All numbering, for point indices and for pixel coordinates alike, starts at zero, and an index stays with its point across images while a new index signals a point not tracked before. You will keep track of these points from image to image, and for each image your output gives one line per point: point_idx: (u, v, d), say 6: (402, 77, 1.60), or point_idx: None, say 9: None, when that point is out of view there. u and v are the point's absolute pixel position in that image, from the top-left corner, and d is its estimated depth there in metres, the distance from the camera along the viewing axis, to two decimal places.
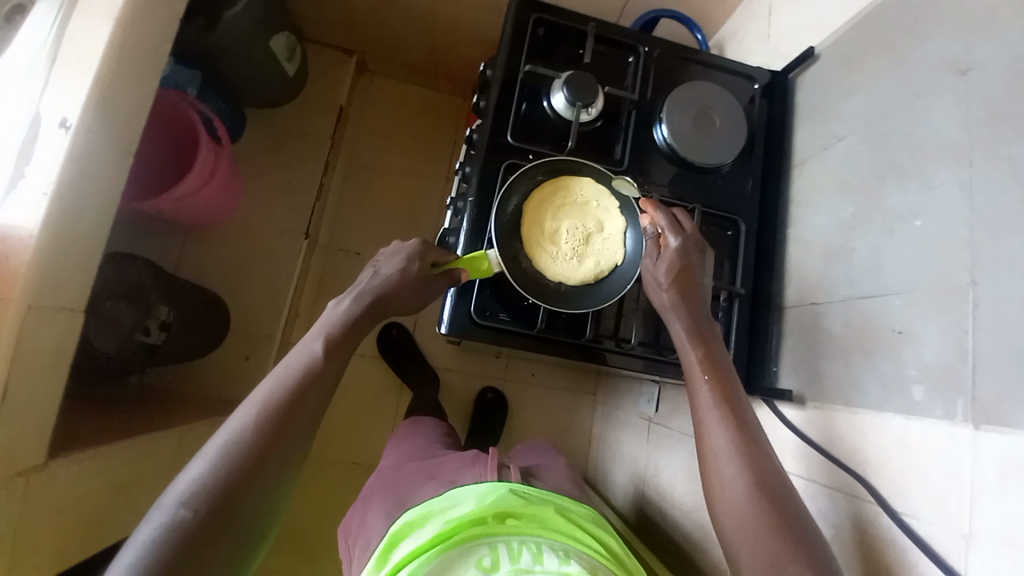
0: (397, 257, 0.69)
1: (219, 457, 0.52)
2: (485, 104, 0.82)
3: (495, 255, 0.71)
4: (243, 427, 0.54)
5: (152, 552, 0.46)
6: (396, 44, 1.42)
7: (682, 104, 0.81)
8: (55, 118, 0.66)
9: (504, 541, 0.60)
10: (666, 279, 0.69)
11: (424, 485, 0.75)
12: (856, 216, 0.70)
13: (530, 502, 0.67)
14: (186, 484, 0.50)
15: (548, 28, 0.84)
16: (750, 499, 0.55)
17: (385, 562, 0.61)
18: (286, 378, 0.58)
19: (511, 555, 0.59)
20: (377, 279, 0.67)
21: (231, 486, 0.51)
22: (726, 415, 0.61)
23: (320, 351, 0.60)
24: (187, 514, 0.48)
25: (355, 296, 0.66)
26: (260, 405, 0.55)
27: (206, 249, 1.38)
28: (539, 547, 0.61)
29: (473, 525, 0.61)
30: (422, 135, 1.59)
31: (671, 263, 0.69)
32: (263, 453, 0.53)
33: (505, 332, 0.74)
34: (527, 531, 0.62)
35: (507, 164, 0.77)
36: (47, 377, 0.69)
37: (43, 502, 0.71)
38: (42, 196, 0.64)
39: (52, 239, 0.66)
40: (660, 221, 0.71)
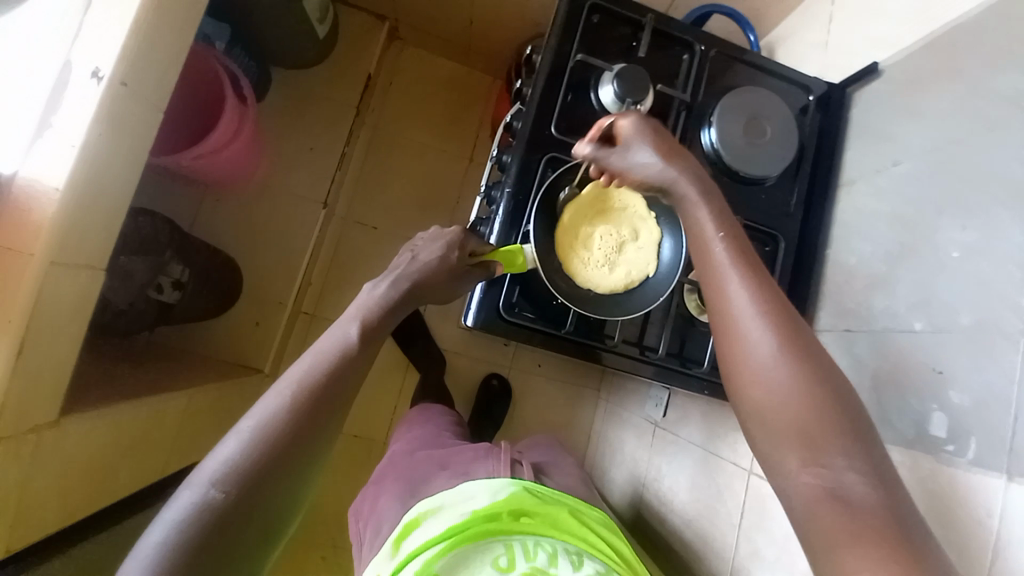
0: (436, 244, 0.69)
1: (252, 438, 0.51)
2: (530, 91, 0.78)
3: (530, 250, 0.69)
4: (274, 408, 0.52)
5: (180, 531, 0.46)
6: (432, 13, 1.37)
7: (734, 110, 0.78)
8: (86, 68, 0.64)
9: (519, 540, 0.61)
10: (652, 149, 0.62)
11: (437, 474, 0.75)
12: (905, 247, 0.68)
13: (545, 501, 0.66)
14: (219, 464, 0.49)
15: (603, 16, 0.80)
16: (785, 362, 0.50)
17: (397, 550, 0.61)
18: (316, 360, 0.57)
19: (526, 553, 0.60)
20: (414, 265, 0.68)
21: (263, 470, 0.50)
22: (772, 326, 0.52)
23: (356, 337, 0.59)
24: (217, 494, 0.48)
25: (392, 281, 0.66)
26: (295, 386, 0.54)
27: (222, 209, 1.35)
28: (554, 549, 0.62)
29: (488, 521, 0.61)
30: (450, 110, 1.55)
31: (643, 129, 0.63)
32: (294, 437, 0.52)
33: (531, 329, 0.73)
34: (541, 531, 0.62)
35: (549, 157, 0.75)
36: (64, 335, 0.68)
37: (50, 459, 0.70)
38: (69, 149, 0.62)
39: (77, 194, 0.63)
40: (601, 123, 0.66)
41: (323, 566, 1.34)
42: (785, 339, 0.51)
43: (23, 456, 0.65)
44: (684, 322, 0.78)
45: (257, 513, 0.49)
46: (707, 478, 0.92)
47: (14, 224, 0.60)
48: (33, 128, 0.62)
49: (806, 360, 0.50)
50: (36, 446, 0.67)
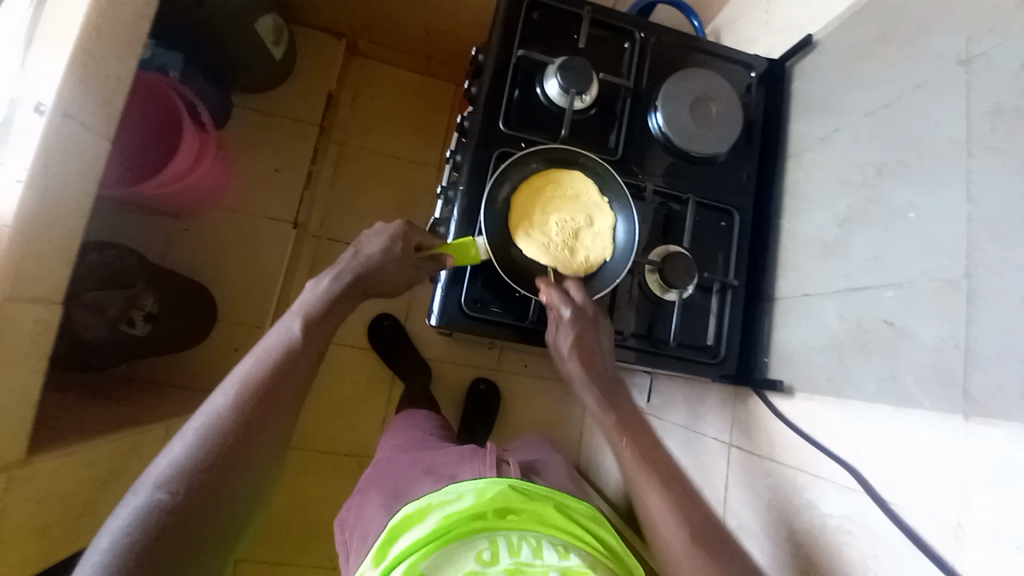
0: (380, 238, 0.67)
1: (197, 438, 0.51)
2: (477, 91, 0.80)
3: (484, 241, 0.69)
4: (217, 408, 0.53)
5: (125, 538, 0.46)
6: (388, 27, 1.39)
7: (678, 93, 0.80)
8: (30, 102, 0.64)
9: (503, 535, 0.59)
10: (568, 352, 0.68)
11: (421, 479, 0.74)
12: (852, 208, 0.69)
13: (530, 499, 0.64)
14: (162, 468, 0.50)
15: (543, 12, 0.81)
16: (692, 553, 0.57)
17: (383, 557, 0.58)
18: (266, 358, 0.57)
19: (511, 549, 0.58)
20: (357, 259, 0.66)
21: (209, 466, 0.50)
22: (654, 482, 0.62)
23: (298, 331, 0.60)
24: (163, 496, 0.48)
25: (333, 275, 0.65)
26: (239, 383, 0.55)
27: (191, 237, 1.35)
28: (539, 542, 0.59)
29: (474, 519, 0.59)
30: (415, 122, 1.56)
31: (571, 337, 0.68)
32: (241, 436, 0.53)
33: (496, 324, 0.73)
34: (527, 526, 0.61)
35: (499, 152, 0.76)
36: (24, 370, 0.67)
37: (24, 499, 0.69)
38: (15, 183, 0.62)
39: (27, 226, 0.63)
40: (553, 298, 0.68)
41: None
42: (674, 503, 0.60)
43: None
44: (651, 304, 0.79)
45: (204, 515, 0.49)
46: (693, 460, 0.92)
47: None
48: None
49: (693, 509, 0.60)
50: (6, 486, 0.66)
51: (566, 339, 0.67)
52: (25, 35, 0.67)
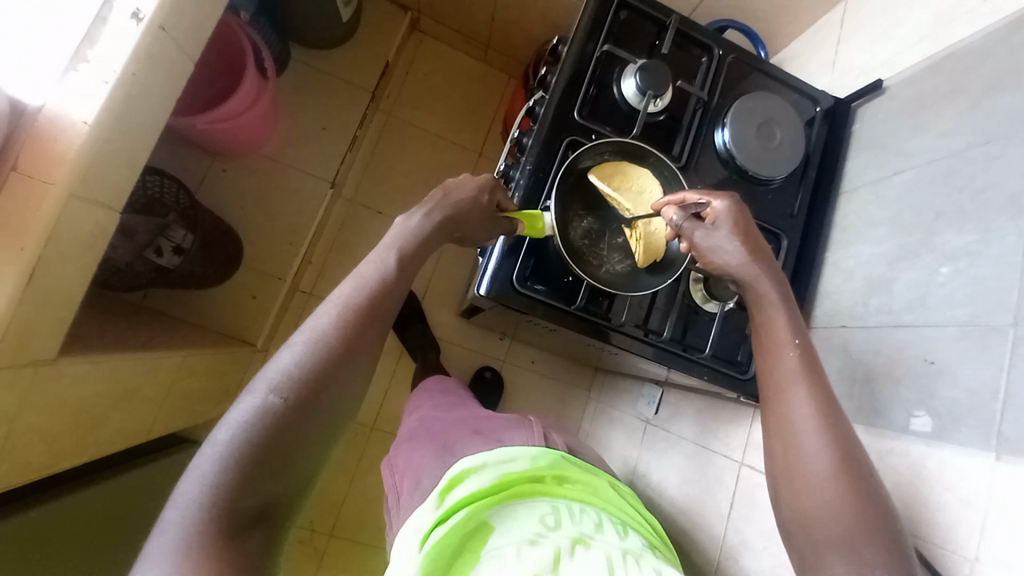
0: (468, 185, 0.69)
1: (307, 351, 0.53)
2: (555, 78, 0.81)
3: (552, 217, 0.72)
4: (324, 323, 0.55)
5: (250, 425, 0.49)
6: (455, 8, 1.41)
7: (748, 113, 0.82)
8: (126, 7, 0.64)
9: (565, 502, 0.59)
10: (734, 232, 0.66)
11: (470, 438, 0.74)
12: (903, 248, 0.71)
13: (586, 472, 0.67)
14: (279, 371, 0.52)
15: (629, 13, 0.84)
16: (834, 476, 0.53)
17: (442, 501, 0.56)
18: (365, 283, 0.59)
19: (572, 515, 0.57)
20: (446, 201, 0.67)
21: (321, 373, 0.53)
22: (811, 385, 0.58)
23: (393, 265, 0.61)
24: (276, 400, 0.50)
25: (424, 213, 0.65)
26: (341, 305, 0.57)
27: (230, 176, 1.35)
28: (599, 517, 0.59)
29: (534, 481, 0.60)
30: (464, 104, 1.58)
31: (730, 219, 0.66)
32: (346, 358, 0.54)
33: (541, 303, 0.75)
34: (584, 498, 0.61)
35: (570, 140, 0.77)
36: (72, 270, 0.67)
37: (45, 397, 0.69)
38: (103, 84, 0.62)
39: (104, 130, 0.63)
40: (694, 197, 0.69)
41: (301, 547, 1.31)
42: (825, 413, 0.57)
43: (18, 389, 0.64)
44: (688, 311, 0.81)
45: (308, 425, 0.52)
46: (698, 471, 0.94)
47: (47, 156, 0.60)
48: (66, 56, 0.62)
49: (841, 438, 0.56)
50: (32, 380, 0.66)
51: (721, 214, 0.67)
52: None
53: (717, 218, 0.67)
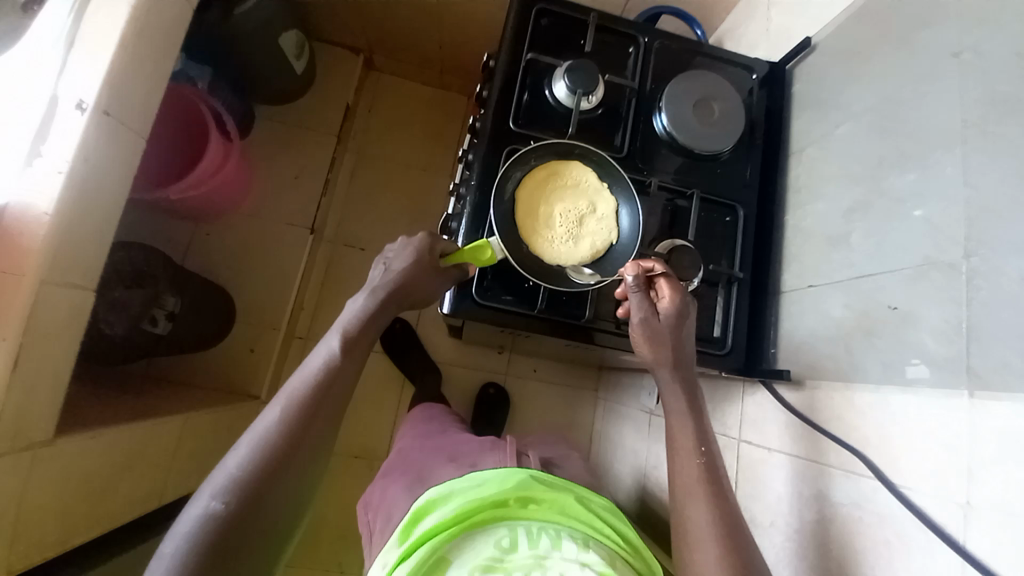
0: (405, 253, 0.73)
1: (253, 450, 0.57)
2: (488, 94, 0.83)
3: (497, 241, 0.72)
4: (271, 421, 0.59)
5: (194, 537, 0.52)
6: (403, 42, 1.45)
7: (682, 93, 0.83)
8: (71, 100, 0.68)
9: (524, 525, 0.62)
10: (664, 317, 0.69)
11: (445, 466, 0.78)
12: (856, 199, 0.71)
13: (552, 489, 0.67)
14: (224, 477, 0.56)
15: (551, 19, 0.86)
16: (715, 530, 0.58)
17: (408, 535, 0.62)
18: (306, 374, 0.64)
19: (530, 538, 0.60)
20: (387, 275, 0.72)
21: (264, 475, 0.56)
22: (704, 492, 0.61)
23: (338, 349, 0.65)
24: (218, 505, 0.54)
25: (368, 293, 0.70)
26: (290, 396, 0.62)
27: (213, 240, 1.39)
28: (557, 533, 0.61)
29: (496, 507, 0.63)
30: (428, 132, 1.62)
31: (670, 307, 0.69)
32: (293, 447, 0.59)
33: (506, 312, 0.76)
34: (546, 517, 0.63)
35: (508, 150, 0.79)
36: (60, 353, 0.70)
37: (50, 480, 0.72)
38: (58, 174, 0.66)
39: (65, 216, 0.66)
40: (659, 270, 0.70)
41: None
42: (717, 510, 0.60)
43: (18, 474, 0.66)
44: None
45: (260, 520, 0.55)
46: None
47: (14, 249, 0.64)
48: (23, 155, 0.66)
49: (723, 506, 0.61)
50: (34, 464, 0.68)
51: (670, 303, 0.69)
52: (65, 37, 0.70)
53: (664, 301, 0.70)
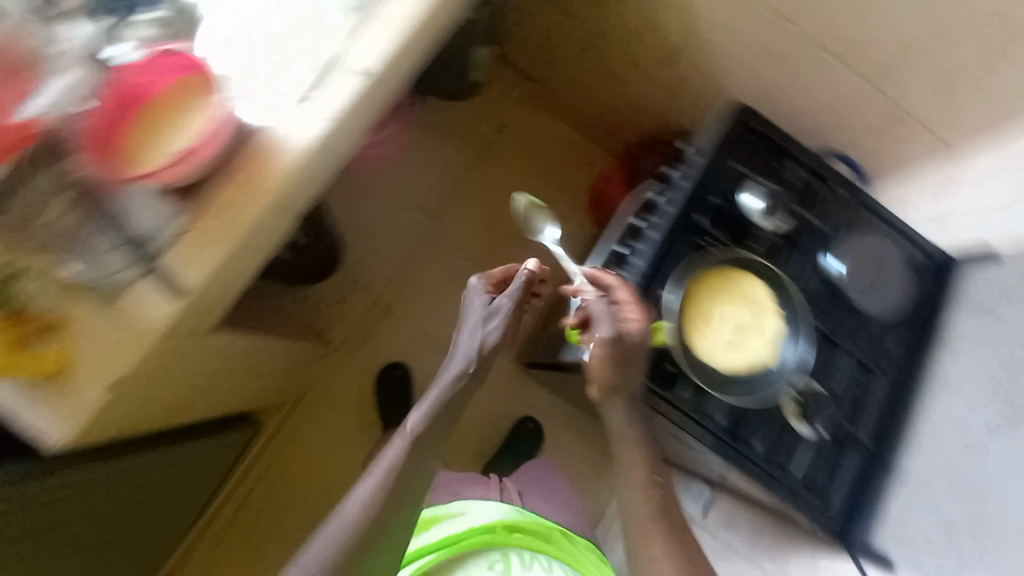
0: (485, 340, 0.86)
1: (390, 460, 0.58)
2: (681, 181, 0.87)
3: (672, 330, 0.76)
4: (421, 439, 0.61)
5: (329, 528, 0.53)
6: (575, 88, 1.45)
7: (857, 253, 0.87)
8: (352, 62, 0.70)
9: (510, 549, 0.91)
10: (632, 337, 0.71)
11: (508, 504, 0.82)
12: (1000, 423, 0.71)
13: (535, 524, 0.97)
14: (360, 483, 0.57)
15: (758, 137, 0.89)
16: None
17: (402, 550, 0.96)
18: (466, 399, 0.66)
19: (514, 558, 0.90)
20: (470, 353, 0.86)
21: None
22: None
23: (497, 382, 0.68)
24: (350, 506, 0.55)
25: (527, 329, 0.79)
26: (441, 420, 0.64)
27: (337, 193, 1.44)
28: (535, 560, 0.91)
29: (482, 534, 0.93)
30: (561, 168, 1.61)
31: (632, 323, 0.71)
32: None
33: (643, 385, 0.78)
34: (525, 544, 0.92)
35: (693, 243, 0.83)
36: (241, 263, 0.69)
37: (171, 372, 0.71)
38: (326, 121, 0.68)
39: (310, 153, 0.68)
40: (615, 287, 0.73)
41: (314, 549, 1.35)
42: None
43: (152, 367, 0.66)
44: (781, 429, 0.81)
45: None
46: None
47: (256, 167, 0.66)
48: (298, 94, 0.69)
49: None
50: (174, 355, 0.69)
51: (634, 323, 0.71)
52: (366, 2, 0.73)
53: (625, 321, 0.72)
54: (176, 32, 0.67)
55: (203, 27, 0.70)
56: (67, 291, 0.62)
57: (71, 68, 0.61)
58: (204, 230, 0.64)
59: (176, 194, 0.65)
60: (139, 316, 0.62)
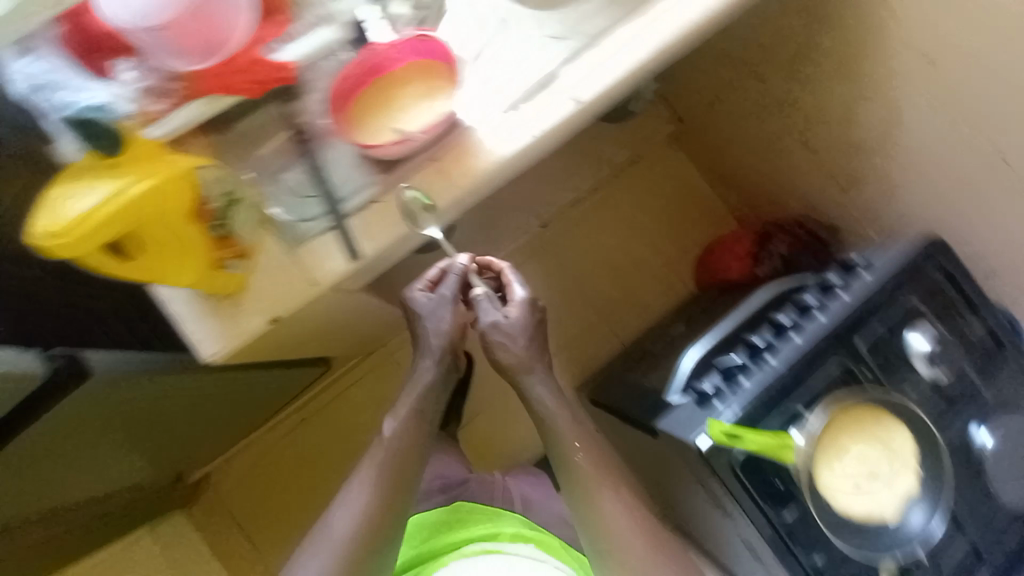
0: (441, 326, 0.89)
1: None
2: (848, 297, 0.83)
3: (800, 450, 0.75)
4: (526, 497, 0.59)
5: None
6: (731, 151, 1.40)
7: (1012, 435, 0.82)
8: (567, 89, 0.70)
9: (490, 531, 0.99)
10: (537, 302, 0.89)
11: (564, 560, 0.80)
12: None
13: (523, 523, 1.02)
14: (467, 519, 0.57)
15: (949, 281, 0.84)
16: None
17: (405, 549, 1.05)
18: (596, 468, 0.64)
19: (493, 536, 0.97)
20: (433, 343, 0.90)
21: None
22: None
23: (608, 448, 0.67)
24: None
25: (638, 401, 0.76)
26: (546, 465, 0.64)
27: None
28: (516, 537, 0.97)
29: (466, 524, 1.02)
30: (685, 218, 1.54)
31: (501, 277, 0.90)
32: None
33: (746, 494, 0.77)
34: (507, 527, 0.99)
35: (844, 367, 0.80)
36: (407, 242, 0.71)
37: (308, 318, 0.73)
38: (526, 138, 0.69)
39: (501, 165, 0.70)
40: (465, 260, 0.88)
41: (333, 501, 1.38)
42: None
43: (304, 313, 0.69)
44: None
45: None
46: None
47: (456, 160, 0.69)
48: (505, 104, 0.70)
49: None
50: (320, 306, 0.71)
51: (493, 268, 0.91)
52: (600, 33, 0.72)
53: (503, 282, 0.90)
54: (422, 19, 0.71)
55: (445, 22, 0.74)
56: (262, 223, 0.65)
57: (332, 25, 0.66)
58: (396, 206, 0.67)
59: (384, 166, 0.68)
60: (314, 269, 0.65)
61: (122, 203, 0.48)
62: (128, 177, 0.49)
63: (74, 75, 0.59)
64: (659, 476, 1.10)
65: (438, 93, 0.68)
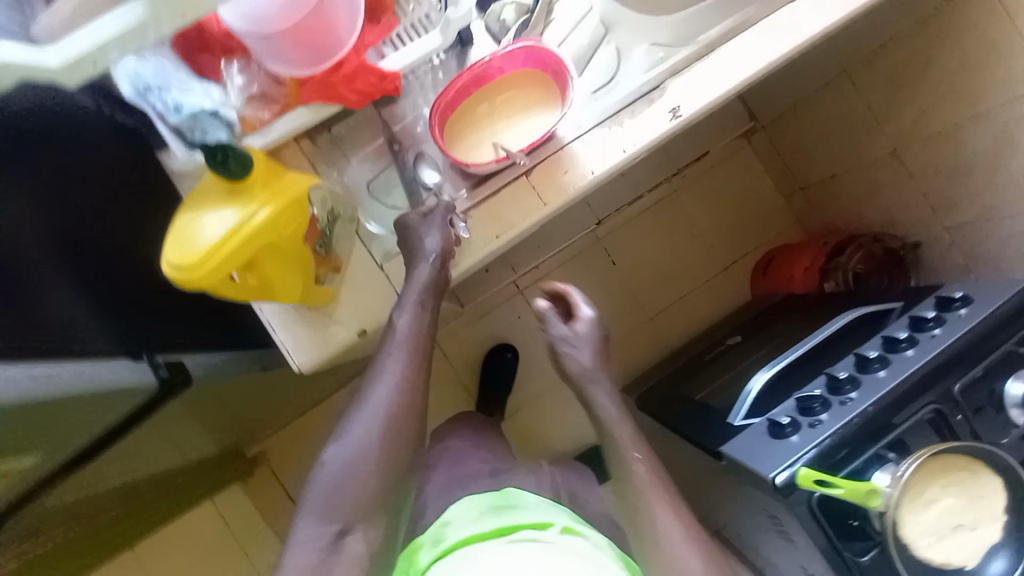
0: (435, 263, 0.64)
1: None
2: (943, 337, 0.80)
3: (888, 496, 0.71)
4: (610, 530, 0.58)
5: None
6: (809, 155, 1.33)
7: None
8: (670, 101, 0.67)
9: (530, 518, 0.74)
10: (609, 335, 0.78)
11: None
12: None
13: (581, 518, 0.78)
14: None
15: None
16: None
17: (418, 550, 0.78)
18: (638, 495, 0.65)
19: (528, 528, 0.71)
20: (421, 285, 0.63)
21: None
22: None
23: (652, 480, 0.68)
24: None
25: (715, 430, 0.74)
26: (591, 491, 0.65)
27: None
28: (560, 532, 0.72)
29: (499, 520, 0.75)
30: (747, 223, 1.49)
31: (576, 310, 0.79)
32: None
33: (821, 532, 0.74)
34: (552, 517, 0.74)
35: (934, 409, 0.77)
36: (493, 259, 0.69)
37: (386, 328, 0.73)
38: (623, 152, 0.66)
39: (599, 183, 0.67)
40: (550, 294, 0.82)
41: None
42: None
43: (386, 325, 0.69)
44: None
45: None
46: None
47: (551, 175, 0.66)
48: (606, 116, 0.67)
49: None
50: None
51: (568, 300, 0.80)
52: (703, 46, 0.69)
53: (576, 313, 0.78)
54: (526, 20, 0.73)
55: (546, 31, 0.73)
56: (354, 235, 0.65)
57: (436, 29, 0.68)
58: (492, 221, 0.66)
59: (481, 181, 0.66)
60: (402, 284, 0.65)
61: (246, 233, 0.51)
62: (258, 204, 0.51)
63: (178, 76, 0.57)
64: (709, 493, 1.08)
65: (538, 107, 0.70)
